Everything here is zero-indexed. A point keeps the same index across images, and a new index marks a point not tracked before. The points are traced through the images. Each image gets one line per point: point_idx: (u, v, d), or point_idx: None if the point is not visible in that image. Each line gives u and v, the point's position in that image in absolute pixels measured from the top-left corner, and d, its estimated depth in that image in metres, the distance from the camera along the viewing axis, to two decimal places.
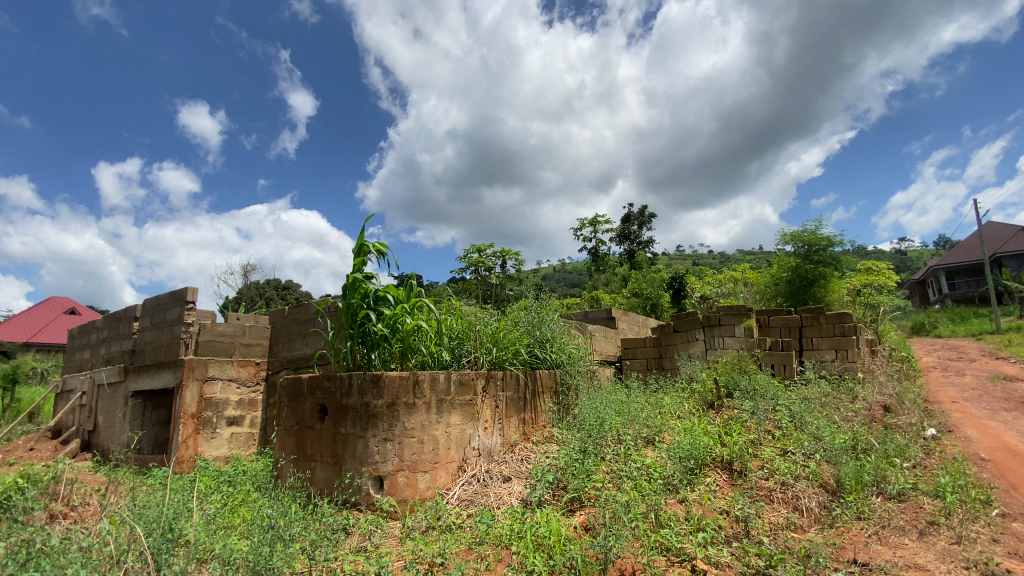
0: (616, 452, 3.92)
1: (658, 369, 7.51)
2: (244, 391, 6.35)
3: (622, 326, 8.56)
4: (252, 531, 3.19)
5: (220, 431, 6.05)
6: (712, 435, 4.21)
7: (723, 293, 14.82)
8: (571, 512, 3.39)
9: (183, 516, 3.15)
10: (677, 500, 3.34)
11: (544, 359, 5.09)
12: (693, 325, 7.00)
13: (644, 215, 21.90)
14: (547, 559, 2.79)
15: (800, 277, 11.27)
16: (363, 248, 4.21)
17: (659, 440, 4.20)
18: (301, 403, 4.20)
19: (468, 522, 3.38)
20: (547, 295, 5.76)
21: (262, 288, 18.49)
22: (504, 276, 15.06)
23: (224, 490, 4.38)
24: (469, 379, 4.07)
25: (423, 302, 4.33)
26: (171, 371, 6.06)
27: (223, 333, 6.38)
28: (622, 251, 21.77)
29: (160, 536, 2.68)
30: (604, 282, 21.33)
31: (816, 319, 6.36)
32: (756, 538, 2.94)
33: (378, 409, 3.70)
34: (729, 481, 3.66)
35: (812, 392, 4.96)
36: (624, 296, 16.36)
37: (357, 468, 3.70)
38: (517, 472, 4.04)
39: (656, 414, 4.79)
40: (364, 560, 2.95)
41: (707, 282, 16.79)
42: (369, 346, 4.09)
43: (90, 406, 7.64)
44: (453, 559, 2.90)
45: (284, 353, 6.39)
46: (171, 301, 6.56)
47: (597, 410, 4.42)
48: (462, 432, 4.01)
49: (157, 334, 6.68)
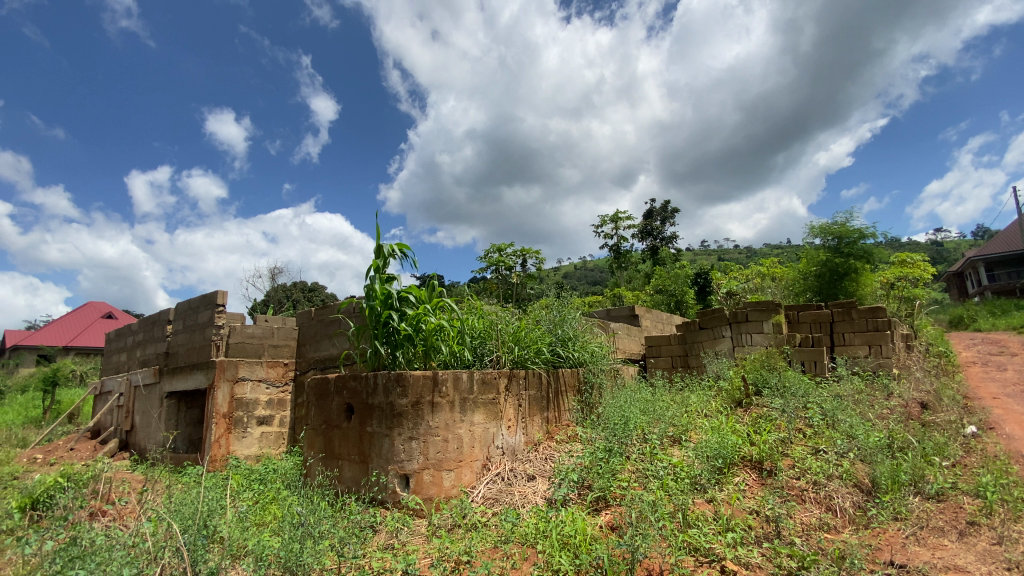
0: (642, 451, 3.88)
1: (683, 366, 7.40)
2: (273, 391, 6.49)
3: (646, 324, 8.47)
4: (283, 529, 3.26)
5: (250, 430, 6.20)
6: (740, 434, 4.12)
7: (749, 288, 14.52)
8: (597, 512, 3.37)
9: (218, 513, 3.24)
10: (705, 500, 3.28)
11: (566, 358, 5.06)
12: (719, 322, 6.88)
13: (666, 210, 21.65)
14: (573, 558, 2.77)
15: (830, 270, 10.97)
16: (384, 248, 4.25)
17: (686, 439, 4.14)
18: (328, 403, 4.28)
19: (494, 521, 3.38)
20: (569, 292, 5.73)
21: (289, 291, 18.89)
22: (525, 275, 15.05)
23: (256, 488, 4.50)
24: (491, 378, 4.07)
25: (445, 301, 4.36)
26: (203, 372, 6.24)
27: (253, 335, 6.53)
28: (645, 248, 21.54)
29: (196, 533, 2.77)
30: (626, 279, 21.16)
31: (848, 313, 6.17)
32: (787, 539, 2.88)
33: (403, 407, 3.75)
34: (759, 481, 3.58)
35: (845, 389, 4.81)
36: (647, 293, 16.18)
37: (383, 466, 3.75)
38: (541, 471, 4.03)
39: (682, 412, 4.72)
40: (392, 558, 2.99)
41: (732, 277, 16.49)
42: (393, 346, 4.15)
43: (127, 406, 7.93)
44: (479, 557, 2.91)
45: (311, 354, 6.51)
46: (202, 305, 6.76)
47: (622, 409, 4.36)
48: (486, 430, 4.01)
49: (190, 337, 6.89)
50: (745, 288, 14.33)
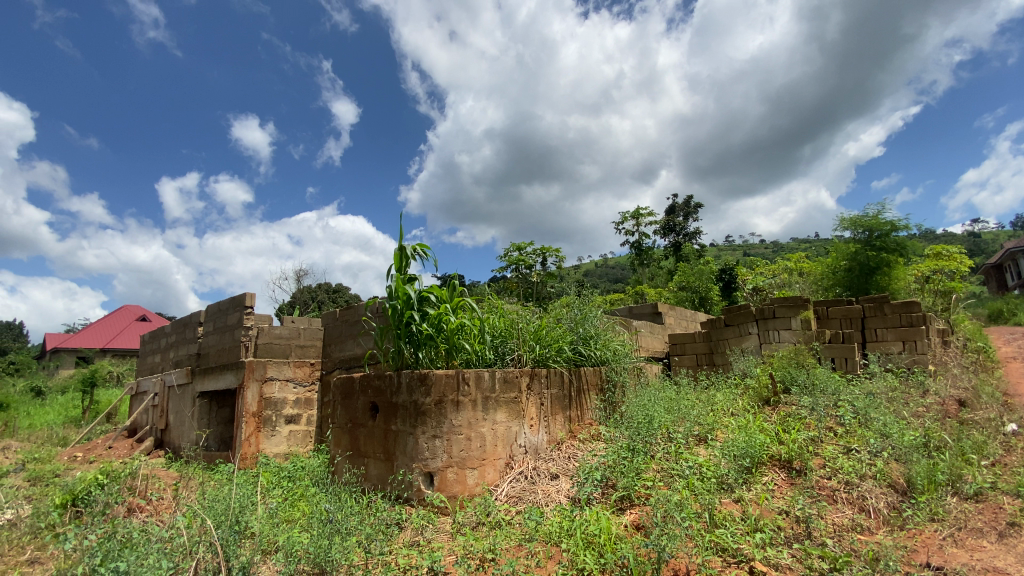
0: (666, 450, 3.84)
1: (708, 364, 7.30)
2: (300, 391, 6.63)
3: (669, 321, 8.37)
4: (312, 525, 3.33)
5: (279, 429, 6.35)
6: (768, 433, 4.04)
7: (776, 284, 14.20)
8: (621, 511, 3.34)
9: (249, 510, 3.33)
10: (732, 500, 3.23)
11: (588, 356, 5.04)
12: (745, 319, 6.75)
13: (689, 205, 21.34)
14: (598, 557, 2.77)
15: (861, 264, 10.66)
16: (405, 250, 4.30)
17: (712, 438, 4.07)
18: (353, 402, 4.34)
19: (518, 519, 3.39)
20: (590, 291, 5.70)
21: (314, 292, 19.25)
22: (545, 274, 15.02)
23: (285, 485, 4.61)
24: (513, 377, 4.07)
25: (466, 301, 4.38)
26: (233, 372, 6.41)
27: (281, 335, 6.68)
28: (667, 244, 21.29)
29: (228, 529, 2.85)
30: (649, 277, 20.92)
31: (879, 308, 6.00)
32: (818, 540, 2.81)
33: (426, 406, 3.78)
34: (788, 481, 3.51)
35: (878, 387, 4.67)
36: (670, 290, 15.98)
37: (408, 464, 3.79)
38: (564, 470, 4.02)
39: (708, 411, 4.64)
40: (417, 554, 3.02)
41: (759, 272, 16.15)
42: (416, 345, 4.19)
43: (162, 405, 8.20)
44: (504, 555, 2.92)
45: (336, 354, 6.62)
46: (232, 307, 6.94)
47: (646, 407, 4.32)
48: (509, 429, 4.02)
49: (220, 338, 7.08)
50: (771, 284, 14.03)
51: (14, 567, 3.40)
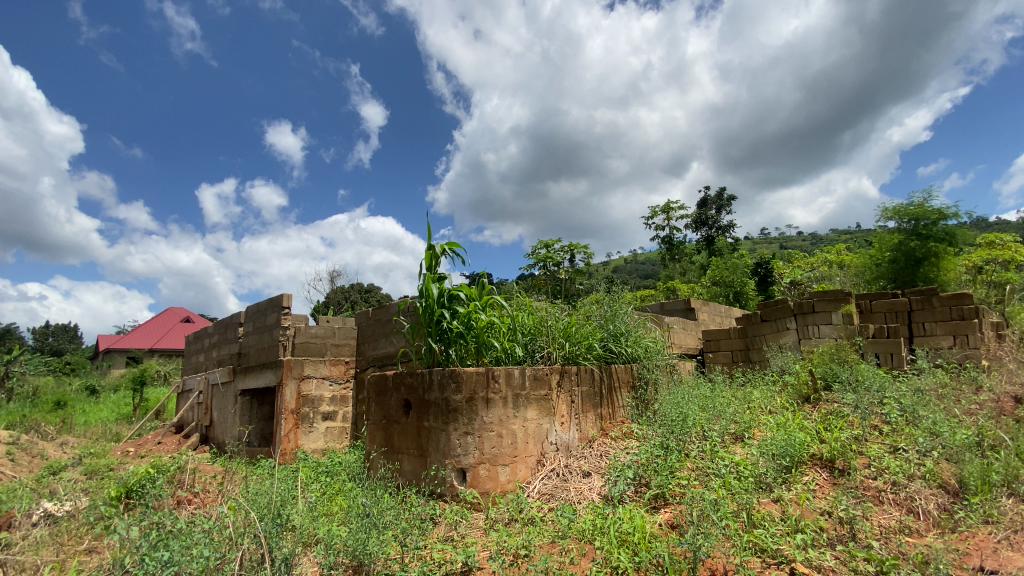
0: (701, 449, 3.77)
1: (744, 361, 7.11)
2: (336, 388, 6.81)
3: (703, 317, 8.19)
4: (350, 518, 3.42)
5: (316, 425, 6.53)
6: (808, 432, 3.92)
7: (815, 277, 13.72)
8: (655, 510, 3.30)
9: (290, 503, 3.44)
10: (771, 500, 3.15)
11: (619, 353, 4.99)
12: (783, 314, 6.56)
13: (722, 198, 20.85)
14: (632, 556, 2.74)
15: (906, 255, 10.20)
16: (435, 249, 4.34)
17: (749, 436, 3.98)
18: (387, 399, 4.43)
19: (551, 516, 3.39)
20: (620, 287, 5.65)
21: (347, 292, 19.70)
22: (574, 270, 14.93)
23: (323, 480, 4.75)
24: (543, 374, 4.07)
25: (495, 298, 4.42)
26: (272, 371, 6.63)
27: (317, 335, 6.87)
28: (700, 238, 20.87)
29: (271, 521, 2.94)
30: (680, 272, 20.55)
31: (928, 301, 5.73)
32: (864, 542, 2.71)
33: (457, 403, 3.83)
34: (830, 481, 3.39)
35: (926, 383, 4.46)
36: (703, 285, 15.64)
37: (441, 460, 3.85)
38: (596, 467, 4.00)
39: (745, 409, 4.53)
40: (452, 549, 3.06)
41: (796, 266, 15.63)
42: (446, 342, 4.24)
43: (206, 403, 8.55)
44: (537, 552, 2.93)
45: (370, 352, 6.76)
46: (270, 307, 7.17)
47: (679, 405, 4.25)
48: (540, 426, 4.02)
49: (259, 338, 7.33)
50: (810, 277, 13.57)
51: (74, 555, 3.62)
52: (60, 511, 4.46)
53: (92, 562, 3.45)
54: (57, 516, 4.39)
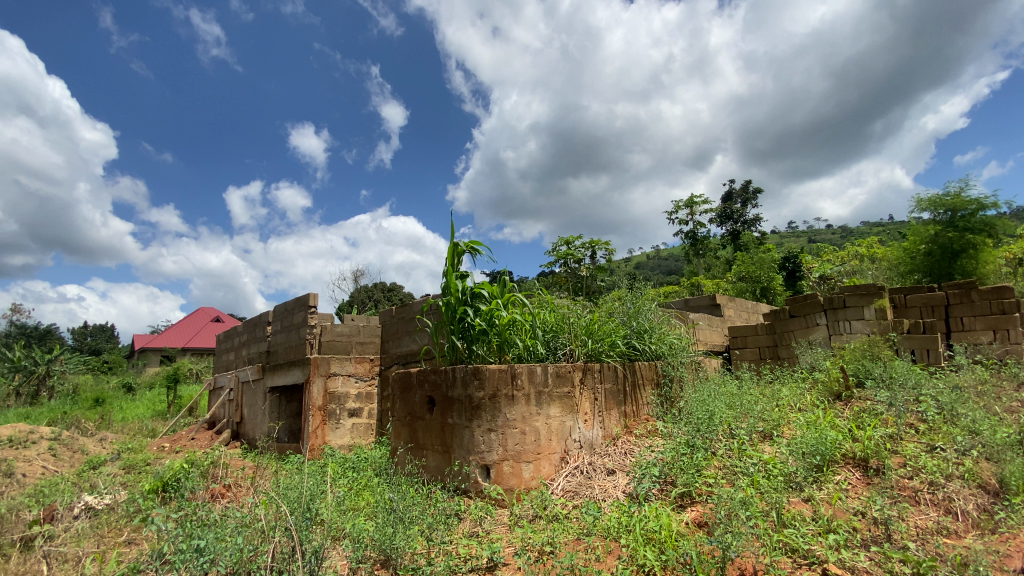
0: (729, 447, 3.70)
1: (772, 358, 6.96)
2: (362, 385, 6.92)
3: (729, 313, 8.04)
4: (377, 513, 3.48)
5: (343, 422, 6.65)
6: (840, 430, 3.83)
7: (845, 271, 13.34)
8: (682, 508, 3.26)
9: (319, 497, 3.52)
10: (802, 500, 3.08)
11: (643, 351, 4.95)
12: (813, 309, 6.40)
13: (747, 191, 20.44)
14: (659, 554, 2.72)
15: (942, 248, 9.84)
16: (456, 247, 4.37)
17: (779, 435, 3.89)
18: (411, 395, 4.48)
19: (575, 513, 3.38)
20: (643, 283, 5.60)
21: (370, 291, 19.97)
22: (595, 267, 14.83)
23: (350, 475, 4.84)
24: (566, 371, 4.06)
25: (517, 295, 4.41)
26: (300, 368, 6.78)
27: (342, 333, 6.99)
28: (724, 233, 20.50)
29: (301, 515, 3.01)
30: (705, 267, 20.22)
31: (966, 295, 5.52)
32: (899, 543, 2.63)
33: (481, 400, 3.85)
34: (864, 480, 3.30)
35: (965, 380, 4.30)
36: (728, 281, 15.37)
37: (465, 457, 3.88)
38: (621, 465, 3.98)
39: (773, 407, 4.43)
40: (477, 545, 3.09)
41: (826, 260, 15.21)
42: (469, 340, 4.27)
43: (237, 400, 8.78)
44: (563, 548, 2.93)
45: (394, 350, 6.85)
46: (297, 306, 7.31)
47: (706, 402, 4.19)
48: (563, 423, 4.02)
49: (287, 336, 7.49)
50: (840, 272, 13.20)
51: (115, 546, 3.77)
52: (100, 504, 4.64)
53: (131, 553, 3.59)
54: (97, 508, 4.58)
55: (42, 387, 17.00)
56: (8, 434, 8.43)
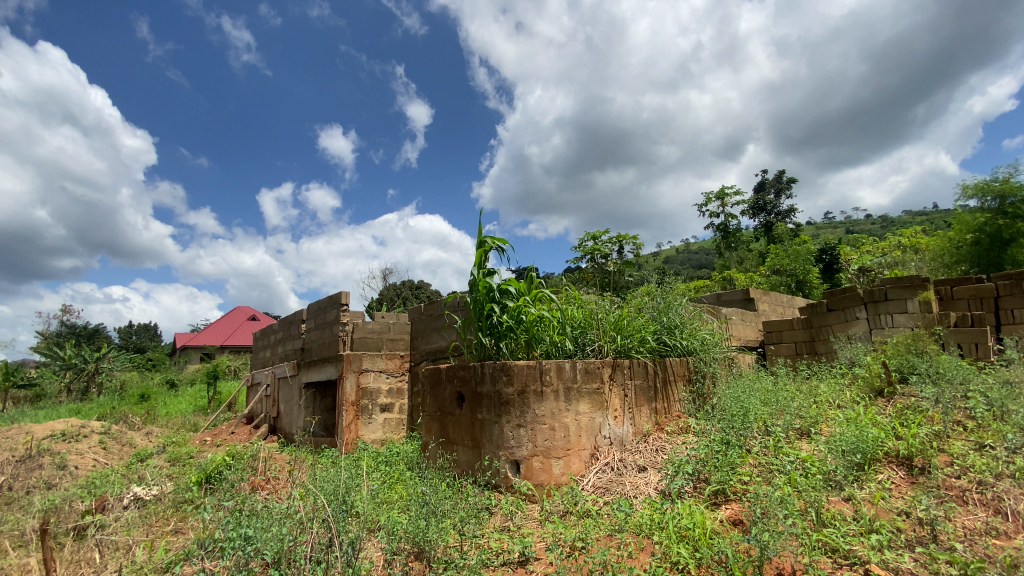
0: (764, 445, 3.62)
1: (809, 353, 6.76)
2: (393, 381, 7.05)
3: (763, 307, 7.84)
4: (410, 506, 3.54)
5: (375, 417, 6.79)
6: (882, 428, 3.70)
7: (886, 262, 12.83)
8: (716, 506, 3.21)
9: (355, 490, 3.61)
10: (842, 498, 2.99)
11: (674, 346, 4.87)
12: (852, 303, 6.20)
13: (781, 181, 19.87)
14: (693, 551, 2.69)
15: (991, 236, 9.36)
16: (483, 244, 4.39)
17: (817, 432, 3.78)
18: (441, 391, 4.54)
19: (606, 509, 3.37)
20: (672, 278, 5.51)
21: (399, 289, 20.28)
22: (623, 262, 14.66)
23: (384, 469, 4.94)
24: (595, 367, 4.03)
25: (544, 292, 4.41)
26: (333, 365, 6.95)
27: (373, 330, 7.13)
28: (757, 225, 20.00)
29: (337, 507, 3.09)
30: (737, 261, 19.75)
31: (1017, 286, 5.25)
32: (946, 544, 2.52)
33: (510, 396, 3.87)
34: (907, 480, 3.18)
35: (1018, 375, 4.08)
36: (762, 275, 14.99)
37: (495, 452, 3.91)
38: (652, 462, 3.95)
39: (811, 404, 4.31)
40: (509, 539, 3.13)
41: (865, 251, 14.65)
42: (497, 336, 4.29)
43: (274, 396, 9.06)
44: (595, 544, 2.92)
45: (423, 346, 6.95)
46: (329, 304, 7.49)
47: (740, 399, 4.11)
48: (593, 420, 4.00)
49: (321, 334, 7.67)
50: (881, 264, 12.70)
51: (163, 535, 3.95)
52: (148, 495, 4.86)
53: (178, 542, 3.76)
54: (146, 498, 4.80)
55: (92, 384, 17.95)
56: (62, 428, 8.94)
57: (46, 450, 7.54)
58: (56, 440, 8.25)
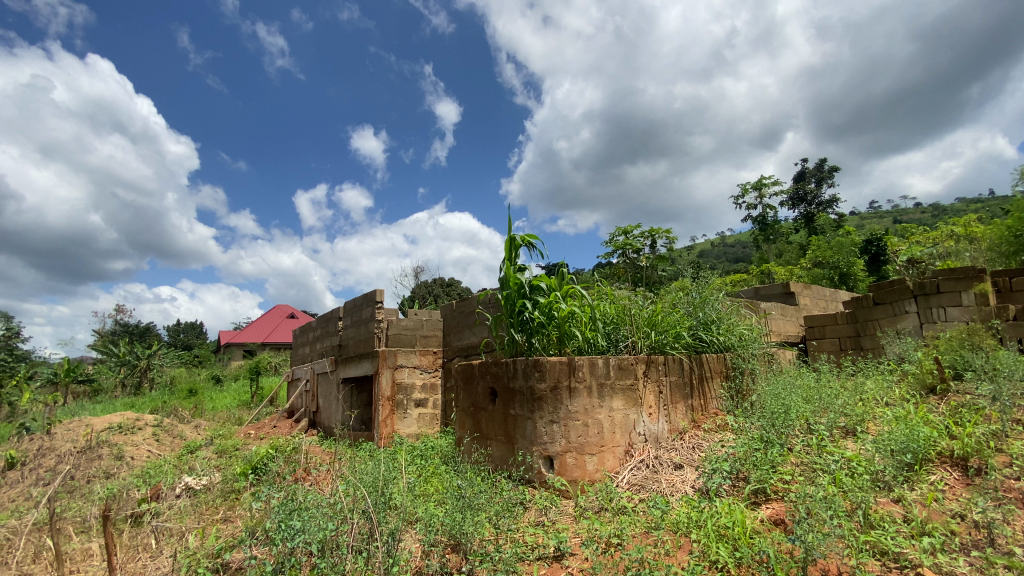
0: (807, 443, 3.51)
1: (854, 349, 6.51)
2: (426, 376, 7.16)
3: (805, 301, 7.56)
4: (446, 500, 3.59)
5: (410, 412, 6.93)
6: (934, 427, 3.53)
7: (937, 253, 12.15)
8: (756, 505, 3.14)
9: (393, 483, 3.69)
10: (891, 500, 2.88)
11: (710, 342, 4.76)
12: (901, 296, 5.93)
13: (821, 170, 19.12)
14: (733, 551, 2.63)
15: None
16: (513, 241, 4.40)
17: (863, 431, 3.64)
18: (474, 386, 4.60)
19: (642, 507, 3.34)
20: (708, 272, 5.39)
21: (431, 286, 20.57)
22: (655, 256, 14.40)
23: (419, 462, 5.04)
24: (629, 363, 4.00)
25: (576, 288, 4.40)
26: (369, 361, 7.12)
27: (407, 326, 7.26)
28: (796, 216, 19.31)
29: (377, 499, 3.17)
30: (775, 254, 19.13)
31: None
32: (1004, 548, 2.38)
33: (543, 392, 3.87)
34: (962, 481, 3.01)
35: None
36: (802, 268, 14.46)
37: (528, 447, 3.93)
38: (689, 460, 3.88)
39: (856, 401, 4.15)
40: (544, 534, 3.15)
41: (915, 241, 13.93)
42: (529, 333, 4.31)
43: (313, 390, 9.36)
44: (631, 541, 2.90)
45: (455, 343, 7.03)
46: (365, 302, 7.65)
47: (780, 395, 4.00)
48: (627, 417, 3.96)
49: (357, 330, 7.86)
50: (932, 254, 12.03)
51: (213, 523, 4.15)
52: (198, 485, 5.12)
53: (227, 530, 3.94)
54: (196, 488, 5.05)
55: (144, 379, 18.94)
56: (118, 421, 9.48)
57: (104, 441, 8.01)
58: (113, 432, 8.75)
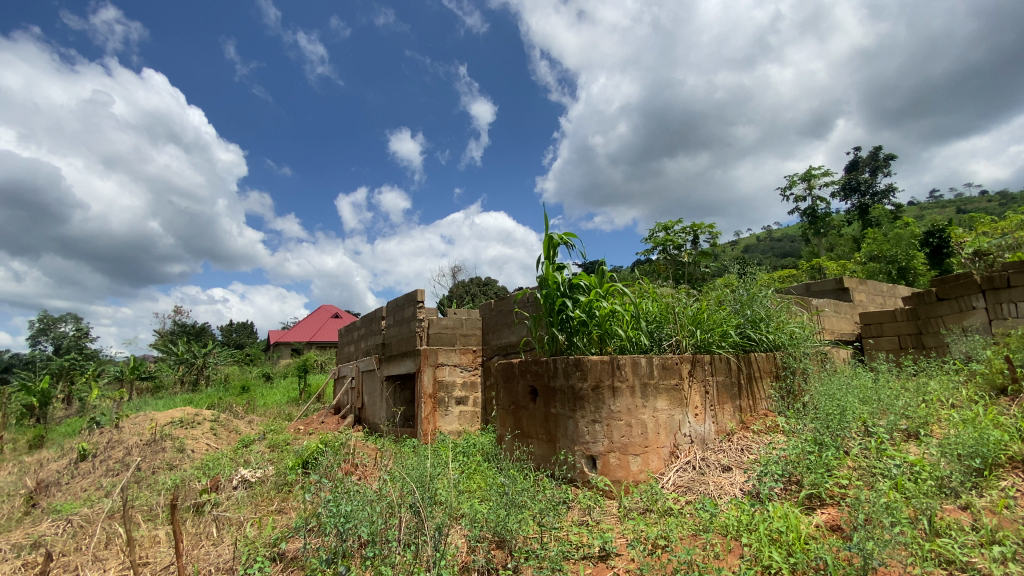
0: (865, 446, 3.36)
1: (916, 347, 6.19)
2: (467, 374, 7.27)
3: (860, 297, 7.21)
4: (491, 496, 3.64)
5: (451, 409, 7.04)
6: (1005, 430, 3.31)
7: (1008, 243, 11.30)
8: (810, 510, 3.03)
9: (438, 479, 3.77)
10: (958, 507, 2.72)
11: (759, 341, 4.62)
12: (967, 290, 5.57)
13: (876, 158, 18.14)
14: (786, 555, 2.56)
15: None
16: (551, 241, 4.41)
17: (926, 433, 3.45)
18: (514, 385, 4.63)
19: (688, 508, 3.29)
20: (756, 268, 5.22)
21: (470, 286, 20.79)
22: (697, 253, 14.05)
23: (462, 458, 5.13)
24: (673, 363, 3.93)
25: (617, 286, 4.36)
26: (412, 359, 7.31)
27: (446, 326, 7.31)
28: (849, 207, 18.39)
29: (423, 494, 3.25)
30: (826, 248, 18.29)
31: None
32: None
33: (584, 391, 3.86)
34: None
35: None
36: (857, 262, 13.75)
37: (570, 446, 3.93)
38: (737, 462, 3.79)
39: (919, 403, 3.94)
40: (588, 533, 3.15)
41: (982, 231, 13.00)
42: (569, 331, 4.30)
43: (358, 388, 9.67)
44: (678, 543, 2.86)
45: (495, 341, 7.09)
46: (406, 301, 7.83)
47: (834, 396, 3.84)
48: (672, 417, 3.90)
49: (399, 329, 8.05)
50: (1003, 245, 11.19)
51: (268, 513, 4.36)
52: (254, 477, 5.38)
53: (281, 519, 4.14)
54: (252, 480, 5.32)
55: (201, 377, 20.07)
56: (179, 416, 10.07)
57: (168, 435, 8.54)
58: (176, 427, 9.32)
